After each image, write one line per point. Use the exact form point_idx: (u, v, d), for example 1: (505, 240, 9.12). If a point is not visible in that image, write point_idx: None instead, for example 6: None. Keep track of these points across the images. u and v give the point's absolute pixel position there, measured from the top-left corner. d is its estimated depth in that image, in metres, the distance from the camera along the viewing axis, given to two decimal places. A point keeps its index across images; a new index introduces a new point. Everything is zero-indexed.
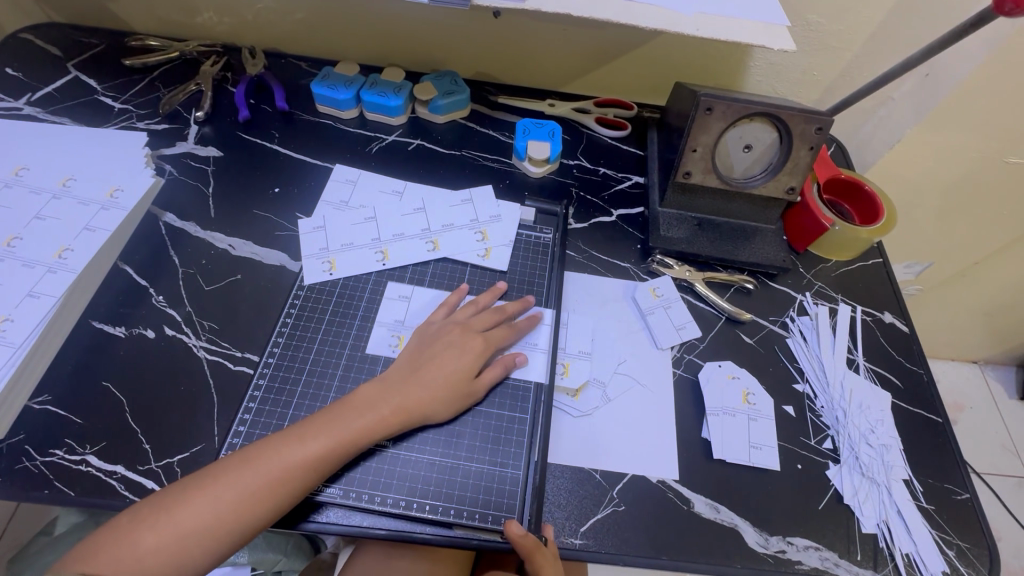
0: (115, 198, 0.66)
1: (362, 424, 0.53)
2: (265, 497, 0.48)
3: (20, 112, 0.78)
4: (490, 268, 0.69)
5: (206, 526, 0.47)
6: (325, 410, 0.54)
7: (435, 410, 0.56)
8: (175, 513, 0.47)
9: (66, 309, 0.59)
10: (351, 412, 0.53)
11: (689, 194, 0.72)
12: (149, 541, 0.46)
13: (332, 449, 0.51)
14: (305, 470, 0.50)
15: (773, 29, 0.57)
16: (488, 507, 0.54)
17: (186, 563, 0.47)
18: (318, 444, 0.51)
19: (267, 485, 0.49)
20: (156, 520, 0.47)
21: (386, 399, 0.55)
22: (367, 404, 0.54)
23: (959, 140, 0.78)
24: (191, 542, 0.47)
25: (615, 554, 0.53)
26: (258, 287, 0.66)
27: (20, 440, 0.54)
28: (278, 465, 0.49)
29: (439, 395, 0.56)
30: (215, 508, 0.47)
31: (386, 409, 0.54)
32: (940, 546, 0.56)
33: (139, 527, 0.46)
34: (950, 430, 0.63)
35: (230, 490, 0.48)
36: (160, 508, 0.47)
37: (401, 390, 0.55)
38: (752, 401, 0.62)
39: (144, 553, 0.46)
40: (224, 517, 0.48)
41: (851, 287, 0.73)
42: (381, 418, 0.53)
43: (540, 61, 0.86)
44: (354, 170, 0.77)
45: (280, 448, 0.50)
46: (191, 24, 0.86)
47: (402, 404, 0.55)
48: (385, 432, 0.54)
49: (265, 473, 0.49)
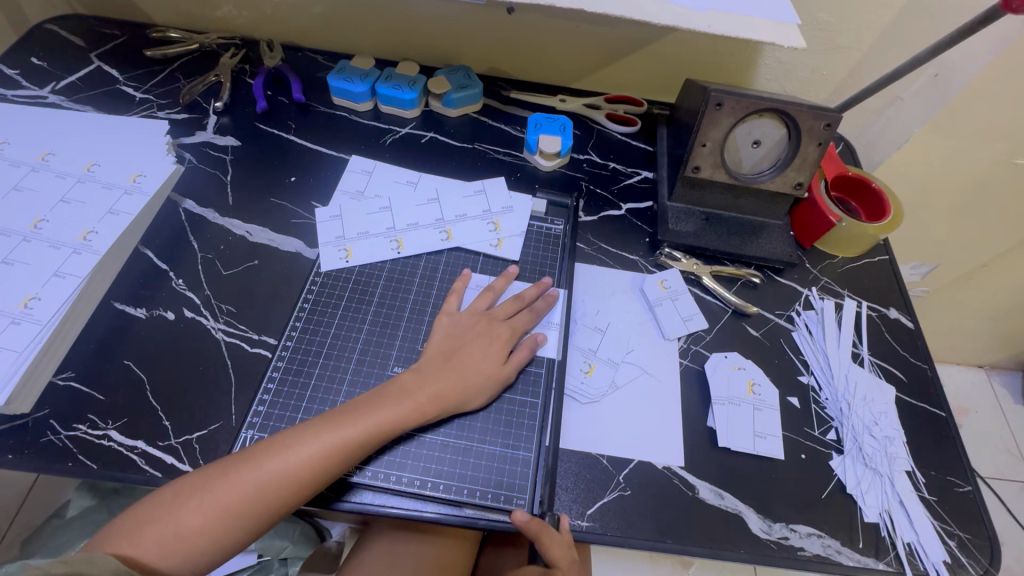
0: (137, 183, 0.68)
1: (398, 413, 0.54)
2: (304, 482, 0.50)
3: (44, 100, 0.80)
4: (502, 257, 0.71)
5: (248, 507, 0.49)
6: (361, 400, 0.54)
7: (468, 397, 0.57)
8: (216, 494, 0.48)
9: (90, 288, 0.61)
10: (389, 400, 0.54)
11: (698, 189, 0.73)
12: (194, 520, 0.47)
13: (368, 436, 0.52)
14: (341, 457, 0.51)
15: (782, 26, 0.58)
16: (500, 488, 0.55)
17: (228, 540, 0.49)
18: (353, 432, 0.52)
19: (304, 473, 0.50)
20: (198, 501, 0.48)
21: (421, 389, 0.56)
22: (404, 392, 0.55)
23: (966, 139, 0.79)
24: (233, 523, 0.48)
25: (620, 537, 0.54)
26: (275, 272, 0.67)
27: (44, 414, 0.56)
28: (315, 452, 0.50)
29: (472, 384, 0.58)
30: (258, 488, 0.49)
31: (422, 399, 0.55)
32: (942, 537, 0.57)
33: (183, 506, 0.48)
34: (953, 424, 0.64)
35: (270, 474, 0.49)
36: (202, 489, 0.48)
37: (435, 380, 0.56)
38: (757, 391, 0.63)
39: (188, 532, 0.47)
40: (266, 497, 0.49)
41: (857, 283, 0.74)
42: (418, 407, 0.55)
43: (553, 57, 0.87)
44: (369, 162, 0.78)
45: (318, 434, 0.51)
46: (212, 17, 0.88)
47: (438, 393, 0.56)
48: (420, 420, 0.55)
49: (304, 459, 0.50)
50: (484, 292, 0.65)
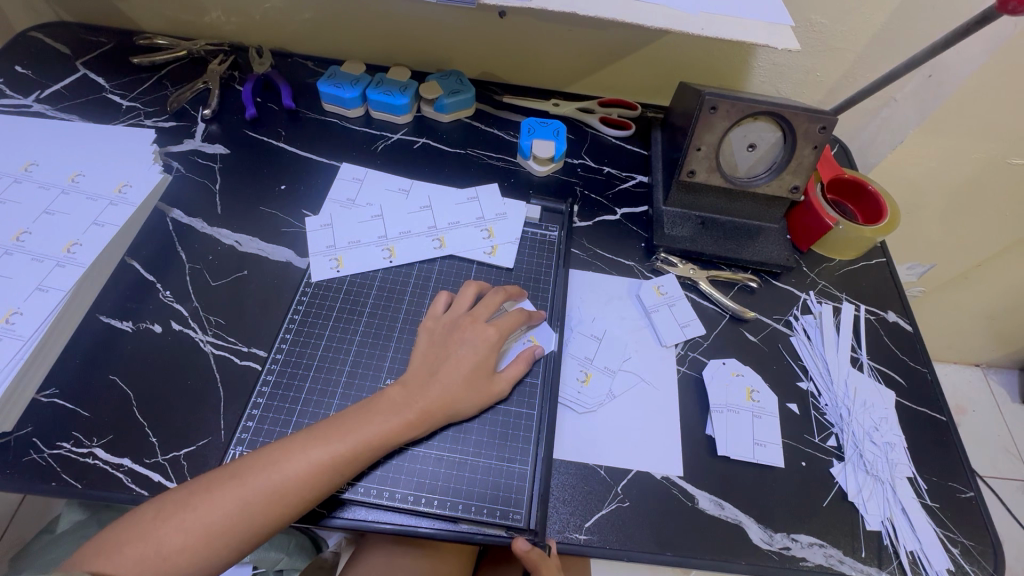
0: (123, 193, 0.67)
1: (387, 428, 0.53)
2: (292, 499, 0.48)
3: (28, 109, 0.78)
4: (497, 265, 0.70)
5: (232, 525, 0.47)
6: (349, 415, 0.53)
7: (456, 409, 0.56)
8: (199, 512, 0.47)
9: (74, 302, 0.60)
10: (377, 415, 0.53)
11: (693, 193, 0.73)
12: (176, 539, 0.46)
13: (359, 451, 0.51)
14: (331, 473, 0.50)
15: (777, 28, 0.58)
16: (496, 502, 0.54)
17: (212, 560, 0.47)
18: (342, 447, 0.51)
19: (292, 490, 0.49)
20: (181, 519, 0.47)
21: (410, 403, 0.54)
22: (392, 406, 0.54)
23: (962, 141, 0.79)
24: (217, 541, 0.47)
25: (620, 550, 0.53)
26: (265, 283, 0.66)
27: (27, 432, 0.54)
28: (303, 468, 0.49)
29: (460, 397, 0.56)
30: (244, 505, 0.48)
31: (409, 413, 0.54)
32: (945, 544, 0.56)
33: (164, 525, 0.46)
34: (954, 428, 0.63)
35: (257, 491, 0.48)
36: (185, 507, 0.47)
37: (422, 393, 0.55)
38: (756, 398, 0.62)
39: (169, 552, 0.46)
40: (252, 515, 0.48)
41: (854, 286, 0.74)
42: (406, 421, 0.53)
43: (546, 61, 0.86)
44: (360, 169, 0.77)
45: (306, 449, 0.50)
46: (200, 23, 0.87)
47: (426, 407, 0.55)
48: (409, 436, 0.54)
49: (292, 475, 0.49)
50: (469, 286, 0.63)
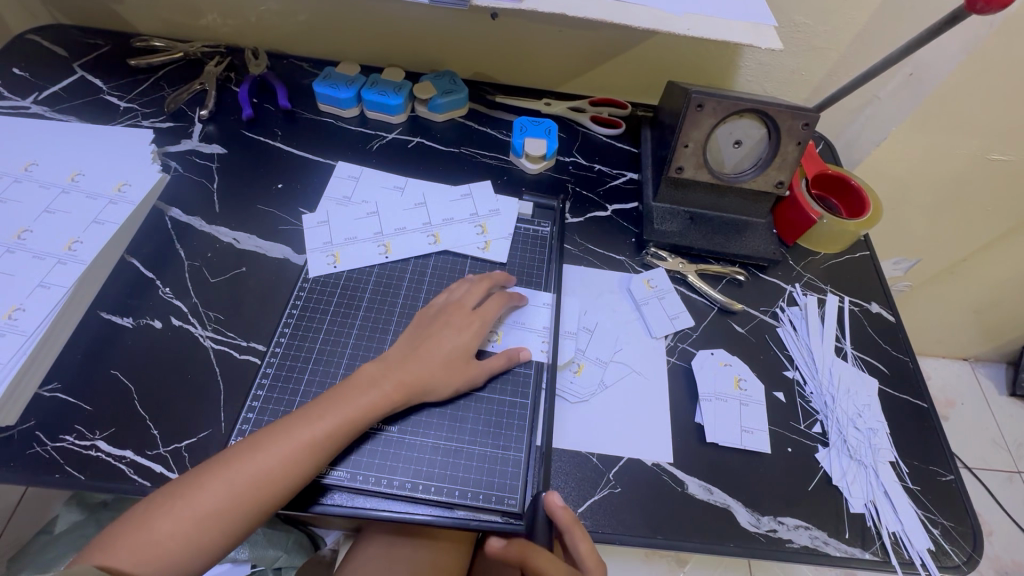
0: (122, 192, 0.68)
1: (366, 402, 0.54)
2: (279, 479, 0.50)
3: (27, 111, 0.79)
4: (490, 260, 0.71)
5: (224, 508, 0.48)
6: (331, 392, 0.55)
7: (434, 385, 0.57)
8: (192, 498, 0.48)
9: (75, 298, 0.61)
10: (355, 390, 0.55)
11: (681, 189, 0.74)
12: (169, 525, 0.47)
13: (341, 427, 0.53)
14: (315, 450, 0.51)
15: (760, 28, 0.60)
16: (491, 489, 0.55)
17: (205, 546, 0.48)
18: (323, 424, 0.52)
19: (277, 471, 0.50)
20: (175, 506, 0.48)
21: (387, 376, 0.56)
22: (370, 381, 0.55)
23: (943, 137, 0.81)
24: (209, 526, 0.48)
25: (613, 534, 0.54)
26: (263, 279, 0.67)
27: (30, 426, 0.55)
28: (287, 447, 0.51)
29: (436, 374, 0.58)
30: (233, 488, 0.49)
31: (387, 386, 0.55)
32: (926, 525, 0.58)
33: (158, 513, 0.47)
34: (935, 415, 0.65)
35: (244, 474, 0.49)
36: (179, 495, 0.48)
37: (400, 368, 0.57)
38: (743, 387, 0.64)
39: (163, 537, 0.47)
40: (241, 498, 0.49)
41: (839, 279, 0.76)
42: (384, 394, 0.55)
43: (537, 62, 0.88)
44: (356, 167, 0.79)
45: (290, 430, 0.52)
46: (196, 25, 0.88)
47: (404, 379, 0.56)
48: (387, 409, 0.55)
49: (276, 455, 0.50)
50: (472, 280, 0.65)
